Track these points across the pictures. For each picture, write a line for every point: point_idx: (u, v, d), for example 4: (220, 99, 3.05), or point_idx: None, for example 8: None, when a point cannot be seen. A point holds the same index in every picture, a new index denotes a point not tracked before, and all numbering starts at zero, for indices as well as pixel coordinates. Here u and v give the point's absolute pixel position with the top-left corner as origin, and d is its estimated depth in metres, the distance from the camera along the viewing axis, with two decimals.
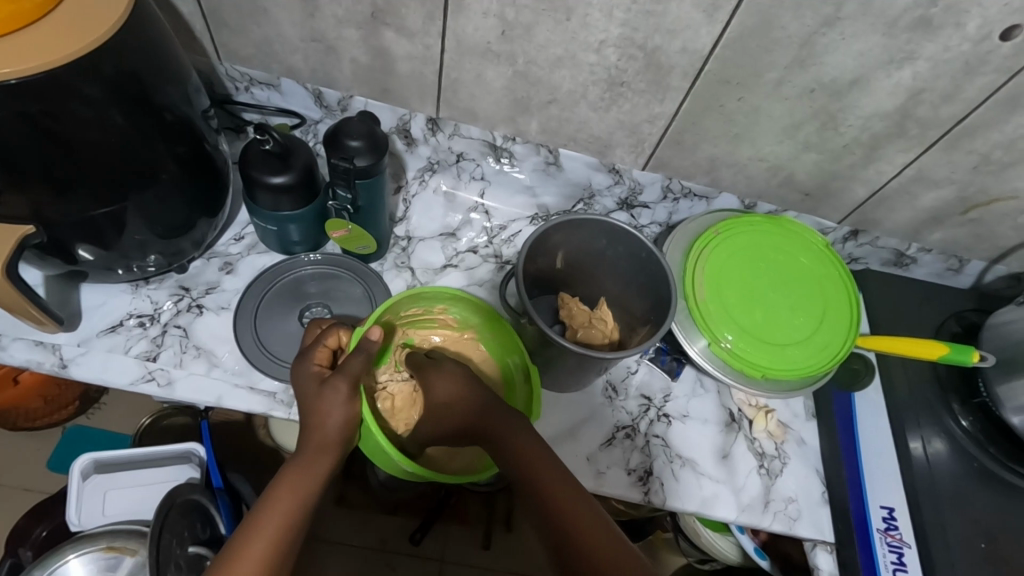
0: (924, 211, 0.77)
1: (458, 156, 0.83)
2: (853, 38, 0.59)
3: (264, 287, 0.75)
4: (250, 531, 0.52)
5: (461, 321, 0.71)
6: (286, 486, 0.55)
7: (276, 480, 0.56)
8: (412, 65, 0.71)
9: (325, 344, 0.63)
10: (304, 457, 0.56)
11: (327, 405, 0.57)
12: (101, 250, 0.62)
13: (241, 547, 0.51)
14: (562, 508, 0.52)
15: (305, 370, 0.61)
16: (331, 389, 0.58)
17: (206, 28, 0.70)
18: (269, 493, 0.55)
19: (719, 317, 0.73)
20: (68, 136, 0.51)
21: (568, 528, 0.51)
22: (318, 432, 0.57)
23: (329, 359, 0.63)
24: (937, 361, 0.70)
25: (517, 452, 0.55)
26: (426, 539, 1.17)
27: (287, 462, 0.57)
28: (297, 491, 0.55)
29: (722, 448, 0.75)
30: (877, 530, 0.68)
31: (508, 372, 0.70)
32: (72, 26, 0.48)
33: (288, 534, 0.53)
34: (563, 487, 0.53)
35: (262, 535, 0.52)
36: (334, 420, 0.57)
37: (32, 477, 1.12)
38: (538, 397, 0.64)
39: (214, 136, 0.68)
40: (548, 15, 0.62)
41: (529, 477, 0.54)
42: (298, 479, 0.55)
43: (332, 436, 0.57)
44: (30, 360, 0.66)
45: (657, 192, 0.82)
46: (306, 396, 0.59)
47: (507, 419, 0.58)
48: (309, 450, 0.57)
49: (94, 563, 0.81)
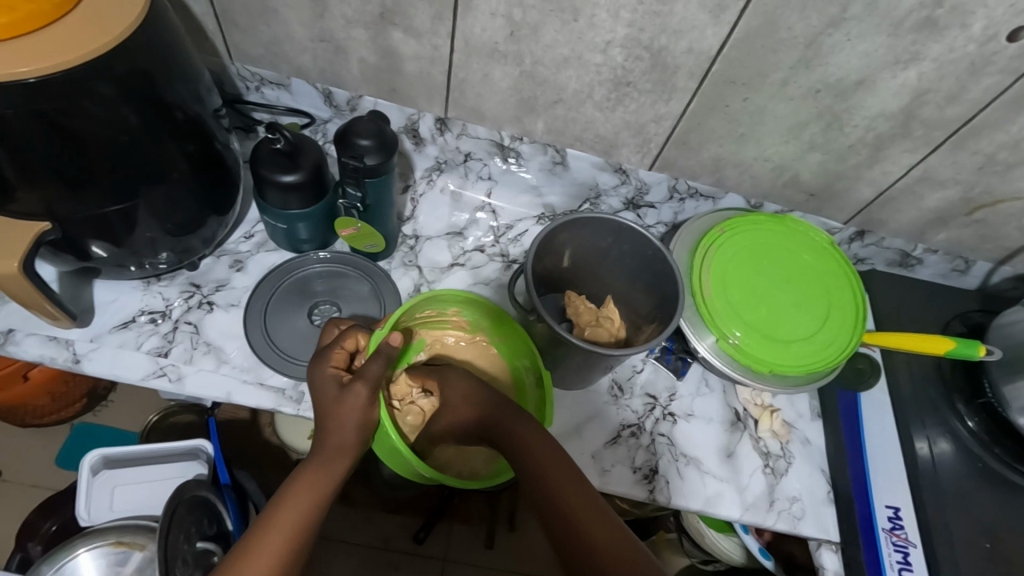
0: (929, 211, 0.77)
1: (466, 156, 0.84)
2: (857, 38, 0.59)
3: (277, 281, 0.76)
4: (266, 524, 0.52)
5: (472, 324, 0.71)
6: (303, 486, 0.55)
7: (293, 478, 0.56)
8: (421, 65, 0.72)
9: (343, 347, 0.63)
10: (320, 457, 0.57)
11: (348, 409, 0.58)
12: (113, 246, 0.63)
13: (256, 544, 0.51)
14: (574, 509, 0.53)
15: (324, 372, 0.61)
16: (352, 394, 0.58)
17: (217, 28, 0.71)
18: (286, 488, 0.55)
19: (725, 313, 0.73)
20: (83, 134, 0.52)
21: (577, 526, 0.51)
22: (336, 434, 0.58)
23: (345, 361, 0.63)
24: (946, 355, 0.70)
25: (527, 453, 0.56)
26: (429, 538, 1.17)
27: (304, 463, 0.57)
28: (313, 490, 0.55)
29: (727, 447, 0.75)
30: (882, 529, 0.68)
31: (517, 374, 0.70)
32: (88, 26, 0.49)
33: (301, 534, 0.53)
34: (569, 486, 0.54)
35: (278, 531, 0.52)
36: (353, 422, 0.58)
37: (39, 473, 1.13)
38: (548, 399, 0.64)
39: (226, 135, 0.69)
40: (555, 15, 0.63)
41: (539, 474, 0.55)
42: (316, 479, 0.56)
43: (350, 439, 0.58)
44: (42, 355, 0.67)
45: (662, 191, 0.83)
46: (324, 398, 0.60)
47: (515, 422, 0.59)
48: (326, 451, 0.57)
49: (102, 558, 0.81)
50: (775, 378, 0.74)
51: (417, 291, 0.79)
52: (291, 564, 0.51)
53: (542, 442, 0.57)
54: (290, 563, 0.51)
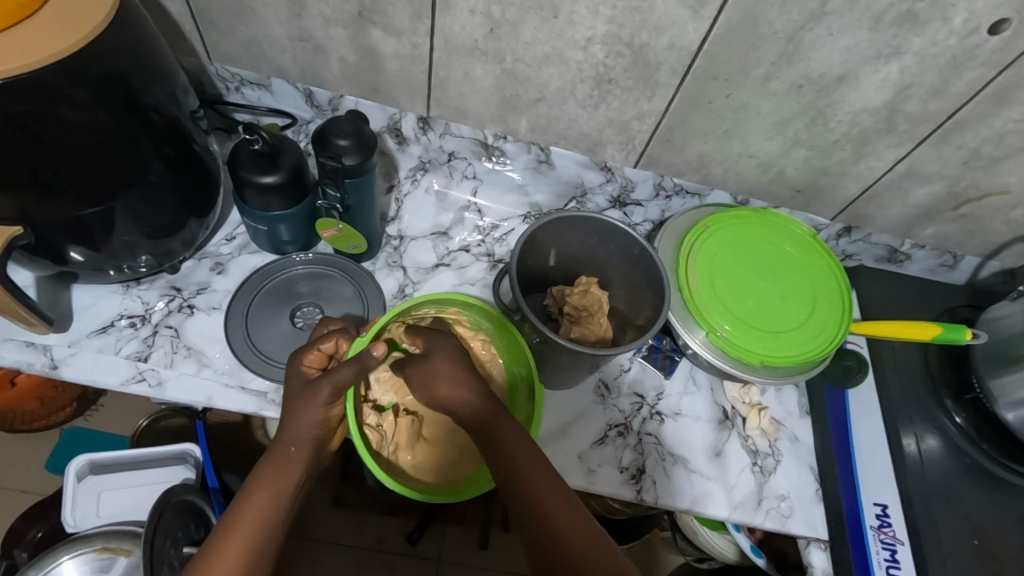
0: (915, 207, 0.77)
1: (450, 155, 0.83)
2: (839, 32, 0.58)
3: (259, 272, 0.76)
4: (231, 523, 0.52)
5: (473, 322, 0.70)
6: (261, 487, 0.54)
7: (251, 480, 0.55)
8: (401, 64, 0.71)
9: (320, 348, 0.62)
10: (274, 461, 0.56)
11: (304, 407, 0.58)
12: (92, 251, 0.62)
13: (218, 546, 0.50)
14: (519, 466, 0.53)
15: (294, 370, 0.61)
16: (311, 391, 0.58)
17: (195, 28, 0.70)
18: (245, 491, 0.54)
19: (714, 306, 0.73)
20: (55, 138, 0.51)
21: (516, 474, 0.53)
22: (291, 430, 0.58)
23: (321, 363, 0.63)
24: (931, 340, 0.70)
25: (499, 453, 0.54)
26: (423, 539, 1.17)
27: (262, 463, 0.56)
28: (272, 491, 0.54)
29: (713, 447, 0.74)
30: (870, 527, 0.68)
31: (513, 380, 0.69)
32: (56, 28, 0.49)
33: (264, 537, 0.51)
34: (525, 456, 0.54)
35: (239, 531, 0.51)
36: (308, 420, 0.58)
37: (29, 478, 1.13)
38: (540, 397, 0.64)
39: (204, 137, 0.68)
40: (534, 12, 0.62)
41: (501, 465, 0.54)
42: (274, 480, 0.55)
43: (306, 434, 0.58)
44: (19, 361, 0.66)
45: (648, 189, 0.82)
46: (290, 395, 0.60)
47: (483, 436, 0.56)
48: (283, 451, 0.57)
49: (88, 564, 0.81)
50: (769, 369, 0.73)
51: (401, 292, 0.78)
52: (255, 564, 0.50)
53: (504, 423, 0.56)
54: (251, 566, 0.50)
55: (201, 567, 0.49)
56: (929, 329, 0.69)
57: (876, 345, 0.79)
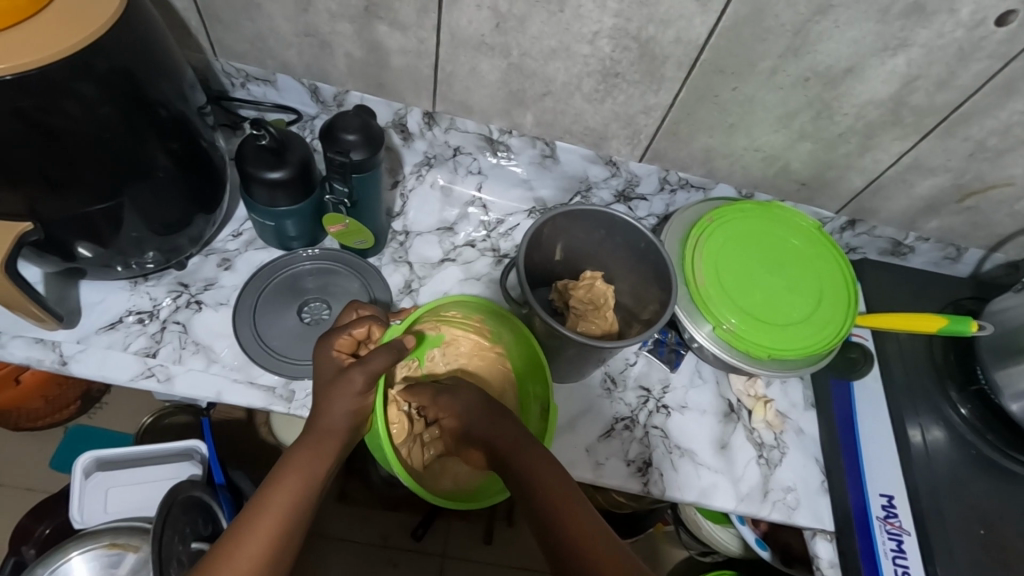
0: (920, 200, 0.77)
1: (455, 151, 0.83)
2: (847, 25, 0.59)
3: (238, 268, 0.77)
4: (255, 508, 0.51)
5: (494, 332, 0.70)
6: (293, 466, 0.54)
7: (281, 463, 0.55)
8: (407, 59, 0.71)
9: (350, 333, 0.61)
10: (308, 441, 0.56)
11: (339, 396, 0.58)
12: (99, 247, 0.62)
13: (247, 527, 0.50)
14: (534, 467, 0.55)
15: (324, 357, 0.60)
16: (345, 381, 0.58)
17: (201, 24, 0.71)
18: (275, 474, 0.54)
19: (721, 301, 0.73)
20: (61, 132, 0.51)
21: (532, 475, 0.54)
22: (324, 419, 0.58)
23: (350, 348, 0.62)
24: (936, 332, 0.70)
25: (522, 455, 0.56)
26: (427, 534, 1.17)
27: (291, 446, 0.56)
28: (303, 473, 0.54)
29: (720, 439, 0.75)
30: (877, 518, 0.69)
31: (526, 399, 0.70)
32: (65, 23, 0.49)
33: (291, 518, 0.51)
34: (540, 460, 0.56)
35: (270, 513, 0.51)
36: (339, 410, 0.58)
37: (34, 477, 1.13)
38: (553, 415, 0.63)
39: (212, 133, 0.69)
40: (540, 6, 0.62)
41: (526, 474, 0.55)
42: (307, 461, 0.55)
43: (338, 423, 0.58)
44: (28, 357, 0.66)
45: (654, 183, 0.82)
46: (322, 380, 0.59)
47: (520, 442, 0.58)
48: (316, 434, 0.57)
49: (97, 560, 0.81)
50: (776, 363, 0.73)
51: (408, 288, 0.78)
52: (282, 551, 0.50)
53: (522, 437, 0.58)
54: (279, 551, 0.50)
55: (227, 546, 0.49)
56: (934, 321, 0.70)
57: (881, 339, 0.79)
